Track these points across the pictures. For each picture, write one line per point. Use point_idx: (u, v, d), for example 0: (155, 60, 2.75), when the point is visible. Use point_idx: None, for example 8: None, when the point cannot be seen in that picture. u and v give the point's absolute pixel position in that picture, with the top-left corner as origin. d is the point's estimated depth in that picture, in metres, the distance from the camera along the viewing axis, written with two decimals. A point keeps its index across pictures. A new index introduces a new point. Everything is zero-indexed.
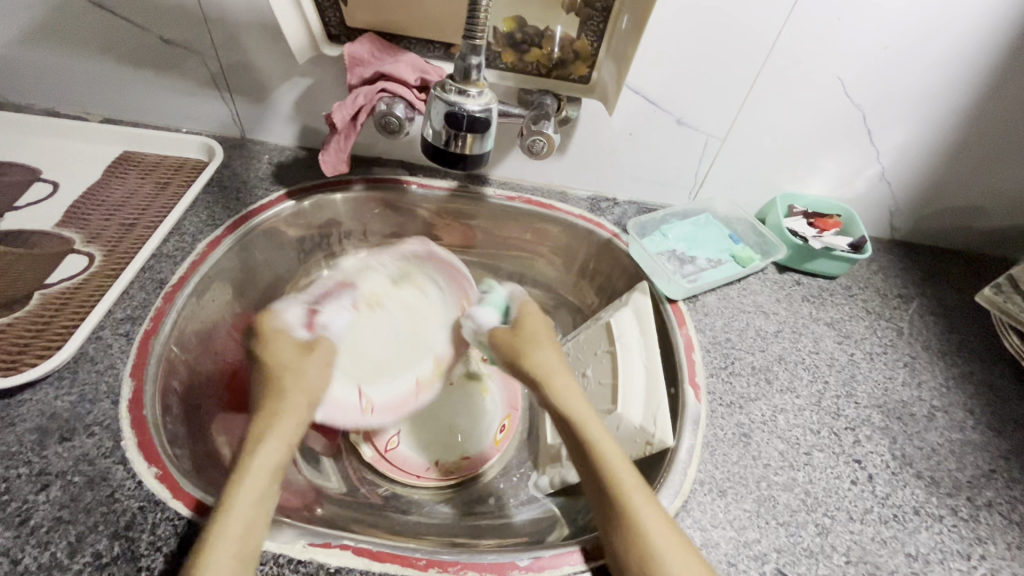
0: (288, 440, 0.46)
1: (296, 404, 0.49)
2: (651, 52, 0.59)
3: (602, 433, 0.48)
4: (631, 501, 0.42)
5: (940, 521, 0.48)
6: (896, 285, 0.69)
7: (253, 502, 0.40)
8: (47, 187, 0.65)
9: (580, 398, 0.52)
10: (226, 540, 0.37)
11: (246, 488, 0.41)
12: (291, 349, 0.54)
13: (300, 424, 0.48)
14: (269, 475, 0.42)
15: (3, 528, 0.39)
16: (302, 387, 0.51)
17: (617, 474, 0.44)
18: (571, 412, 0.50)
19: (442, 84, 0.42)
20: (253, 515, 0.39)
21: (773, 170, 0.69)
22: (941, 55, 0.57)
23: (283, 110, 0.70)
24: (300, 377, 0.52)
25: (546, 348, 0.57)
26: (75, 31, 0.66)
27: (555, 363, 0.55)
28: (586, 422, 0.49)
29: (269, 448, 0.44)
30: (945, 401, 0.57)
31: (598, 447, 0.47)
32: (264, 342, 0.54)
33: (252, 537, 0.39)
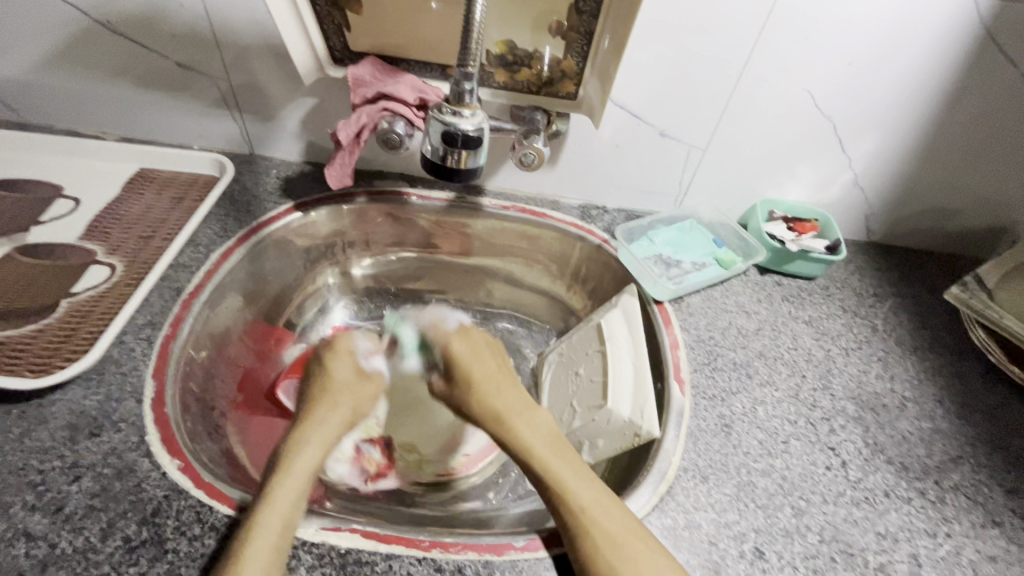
0: (326, 445, 0.49)
1: (339, 414, 0.53)
2: (634, 70, 0.63)
3: (557, 449, 0.49)
4: (592, 512, 0.44)
5: (908, 503, 0.51)
6: (872, 285, 0.72)
7: (292, 500, 0.44)
8: (69, 202, 0.70)
9: (535, 414, 0.53)
10: (269, 530, 0.41)
11: (286, 485, 0.44)
12: (353, 362, 0.58)
13: (337, 433, 0.51)
14: (307, 478, 0.46)
15: (40, 515, 0.43)
16: (350, 400, 0.54)
17: (572, 489, 0.46)
18: (523, 437, 0.50)
19: (439, 106, 0.46)
20: (290, 512, 0.43)
21: (752, 178, 0.73)
22: (902, 70, 0.61)
23: (290, 128, 0.75)
24: (349, 388, 0.55)
25: (492, 375, 0.56)
26: (95, 57, 0.70)
27: (506, 382, 0.56)
28: (538, 446, 0.50)
29: (308, 451, 0.48)
30: (916, 393, 0.60)
31: (552, 469, 0.47)
32: (331, 355, 0.58)
33: (288, 533, 0.42)
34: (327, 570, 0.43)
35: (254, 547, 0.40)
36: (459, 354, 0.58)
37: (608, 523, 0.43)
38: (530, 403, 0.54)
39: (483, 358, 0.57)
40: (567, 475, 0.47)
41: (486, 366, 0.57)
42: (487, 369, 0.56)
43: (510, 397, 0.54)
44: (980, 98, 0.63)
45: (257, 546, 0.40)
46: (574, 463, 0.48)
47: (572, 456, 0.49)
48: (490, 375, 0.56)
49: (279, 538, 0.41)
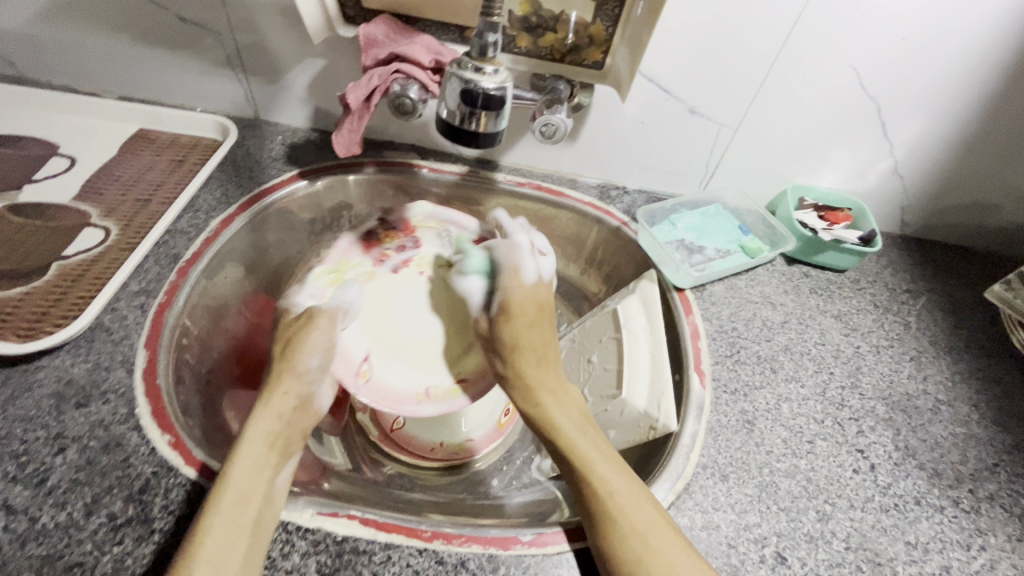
0: (280, 415, 0.47)
1: (294, 386, 0.50)
2: (667, 39, 0.59)
3: (582, 429, 0.48)
4: (617, 500, 0.41)
5: (940, 512, 0.48)
6: (906, 280, 0.69)
7: (249, 472, 0.42)
8: (64, 161, 0.66)
9: (569, 390, 0.51)
10: (228, 505, 0.39)
11: (241, 460, 0.42)
12: (312, 347, 0.51)
13: (293, 397, 0.49)
14: (265, 448, 0.44)
15: (21, 488, 0.40)
16: (301, 369, 0.50)
17: (597, 477, 0.43)
18: (551, 412, 0.49)
19: (459, 61, 0.42)
20: (242, 482, 0.40)
21: (785, 162, 0.69)
22: (960, 47, 0.56)
23: (296, 91, 0.71)
24: (302, 359, 0.51)
25: (540, 346, 0.53)
26: (93, 7, 0.66)
27: (551, 360, 0.53)
28: (565, 422, 0.48)
29: (258, 423, 0.46)
30: (951, 395, 0.57)
31: (576, 447, 0.46)
32: (305, 330, 0.52)
33: (254, 501, 0.40)
34: (322, 557, 0.40)
35: (211, 521, 0.38)
36: (520, 325, 0.53)
37: (637, 509, 0.41)
38: (565, 380, 0.52)
39: (534, 325, 0.54)
40: (591, 454, 0.45)
41: (532, 332, 0.53)
42: (535, 343, 0.53)
43: (550, 375, 0.52)
44: None
45: (217, 519, 0.38)
46: (598, 442, 0.46)
47: (600, 434, 0.48)
48: (534, 346, 0.53)
49: (244, 511, 0.39)
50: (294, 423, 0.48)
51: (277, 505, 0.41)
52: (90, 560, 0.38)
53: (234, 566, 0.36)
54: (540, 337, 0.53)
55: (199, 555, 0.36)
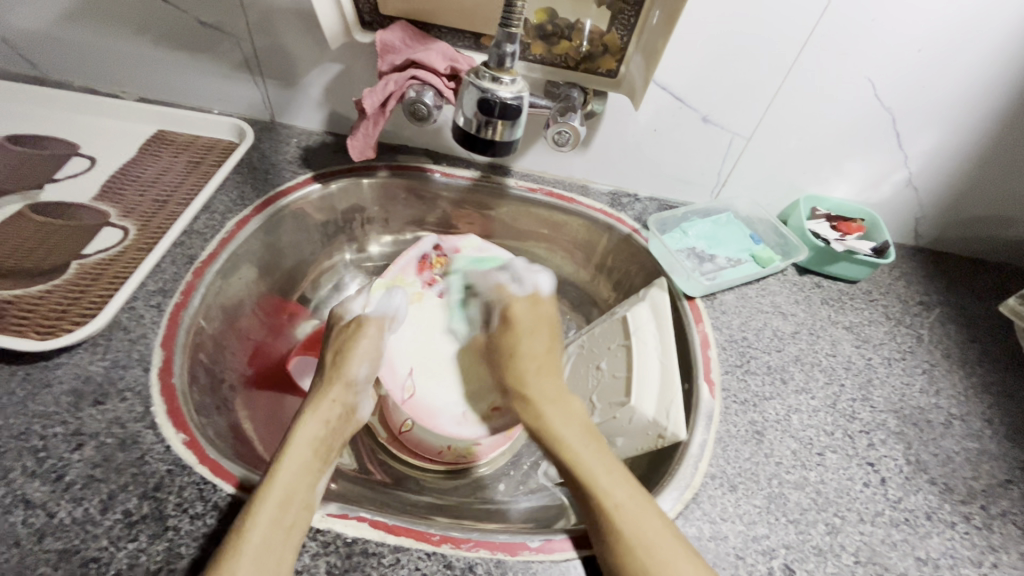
0: (326, 421, 0.48)
1: (341, 396, 0.51)
2: (681, 49, 0.59)
3: (591, 443, 0.48)
4: (624, 511, 0.41)
5: (952, 528, 0.48)
6: (918, 292, 0.68)
7: (296, 475, 0.43)
8: (85, 161, 0.68)
9: (570, 403, 0.52)
10: (273, 500, 0.40)
11: (288, 462, 0.43)
12: (361, 356, 0.55)
13: (340, 405, 0.50)
14: (309, 454, 0.45)
15: (39, 483, 0.41)
16: (349, 377, 0.53)
17: (604, 489, 0.43)
18: (552, 423, 0.50)
19: (476, 70, 0.42)
20: (289, 484, 0.42)
21: (798, 172, 0.68)
22: (977, 59, 0.56)
23: (312, 95, 0.72)
24: (353, 367, 0.54)
25: (539, 358, 0.56)
26: (116, 11, 0.67)
27: (546, 369, 0.55)
28: (569, 437, 0.48)
29: (308, 426, 0.47)
30: (963, 410, 0.56)
31: (582, 462, 0.46)
32: (358, 334, 0.57)
33: (295, 504, 0.41)
34: (332, 559, 0.41)
35: (259, 512, 0.39)
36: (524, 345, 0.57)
37: (646, 524, 0.41)
38: (566, 392, 0.53)
39: (539, 334, 0.58)
40: (598, 468, 0.45)
41: (540, 345, 0.57)
42: (533, 349, 0.57)
43: (548, 386, 0.54)
44: None
45: (264, 515, 0.39)
46: (599, 453, 0.46)
47: (603, 442, 0.48)
48: (534, 354, 0.57)
49: (283, 513, 0.40)
50: (337, 430, 0.49)
51: (314, 511, 0.42)
52: (105, 556, 0.39)
53: (276, 564, 0.37)
54: (540, 342, 0.57)
55: (241, 552, 0.37)
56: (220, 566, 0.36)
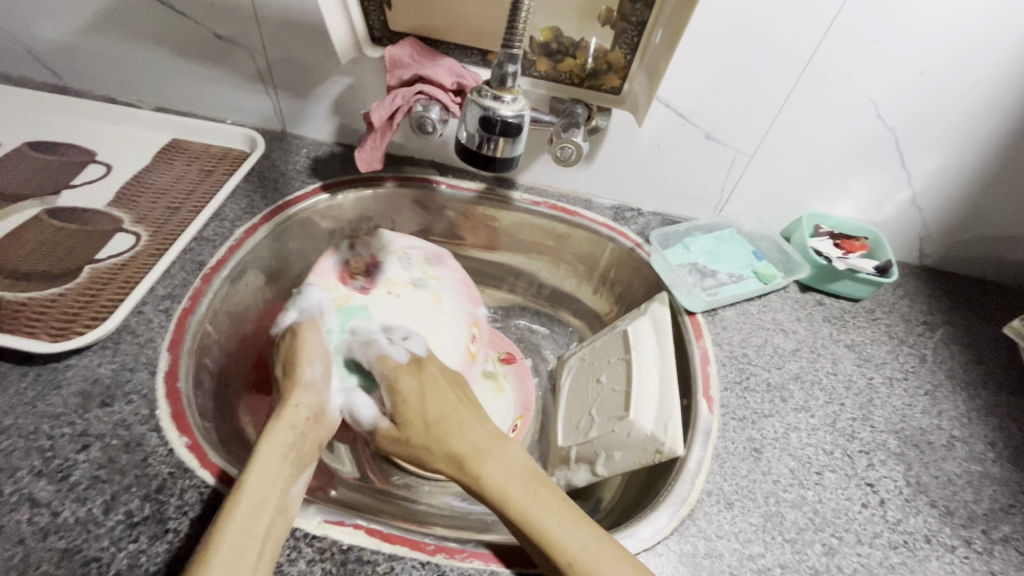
0: (292, 426, 0.48)
1: (304, 399, 0.51)
2: (684, 68, 0.60)
3: (530, 487, 0.45)
4: (580, 563, 0.40)
5: (952, 552, 0.47)
6: (922, 312, 0.68)
7: (265, 482, 0.42)
8: (101, 168, 0.70)
9: (504, 448, 0.48)
10: (242, 514, 0.40)
11: (257, 469, 0.43)
12: (310, 358, 0.54)
13: (304, 409, 0.50)
14: (280, 459, 0.45)
15: (45, 482, 0.42)
16: (309, 381, 0.52)
17: (553, 537, 0.41)
18: (490, 479, 0.46)
19: (479, 89, 0.43)
20: (262, 495, 0.41)
21: (801, 189, 0.69)
22: (978, 82, 0.56)
23: (322, 107, 0.74)
24: (305, 372, 0.53)
25: (451, 410, 0.51)
26: (136, 24, 0.70)
27: (465, 418, 0.50)
28: (512, 487, 0.45)
29: (275, 439, 0.46)
30: (966, 432, 0.56)
31: (530, 513, 0.43)
32: (294, 347, 0.54)
33: (267, 512, 0.41)
34: (327, 565, 0.41)
35: (226, 531, 0.39)
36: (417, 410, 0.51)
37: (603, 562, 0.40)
38: (501, 435, 0.50)
39: (443, 392, 0.53)
40: (542, 514, 0.43)
41: (449, 401, 0.52)
42: (444, 407, 0.51)
43: (477, 434, 0.49)
44: None
45: (232, 527, 0.39)
46: (548, 496, 0.44)
47: (547, 487, 0.45)
48: (446, 411, 0.51)
49: (254, 523, 0.40)
50: (307, 433, 0.49)
51: (290, 515, 0.42)
52: (106, 556, 0.39)
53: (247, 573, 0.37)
54: (447, 399, 0.52)
55: (211, 561, 0.37)
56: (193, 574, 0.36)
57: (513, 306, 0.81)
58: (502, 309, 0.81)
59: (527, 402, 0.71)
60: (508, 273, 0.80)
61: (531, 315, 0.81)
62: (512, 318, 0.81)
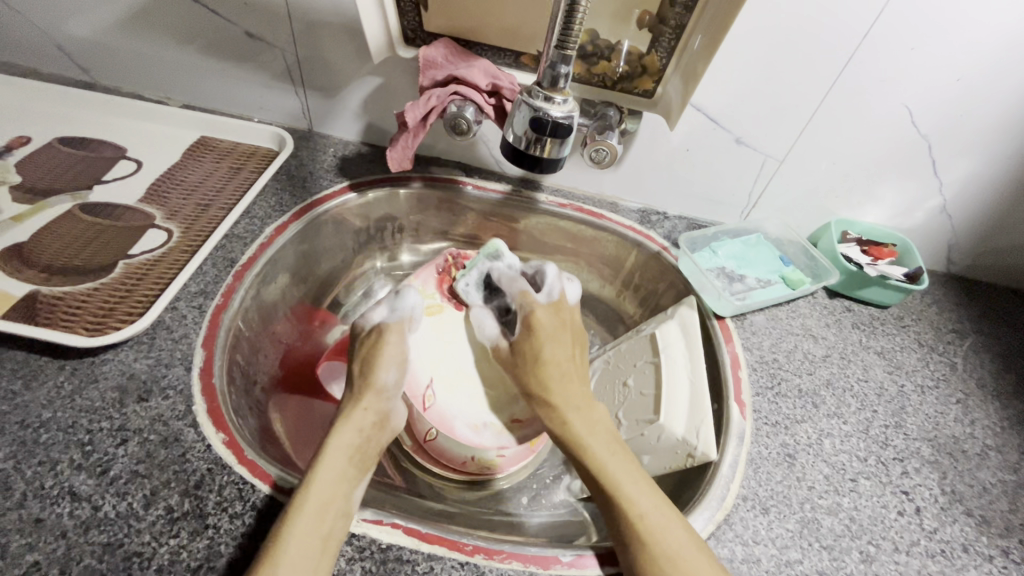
0: (360, 429, 0.49)
1: (374, 404, 0.51)
2: (718, 72, 0.60)
3: (616, 452, 0.47)
4: (648, 522, 0.42)
5: (990, 562, 0.47)
6: (951, 319, 0.68)
7: (333, 482, 0.43)
8: (132, 164, 0.70)
9: (592, 411, 0.51)
10: (309, 511, 0.40)
11: (325, 468, 0.44)
12: (388, 363, 0.54)
13: (374, 412, 0.51)
14: (346, 461, 0.46)
15: (85, 476, 0.42)
16: (380, 387, 0.53)
17: (630, 500, 0.43)
18: (572, 426, 0.50)
19: (529, 90, 0.43)
20: (329, 495, 0.42)
21: (830, 195, 0.69)
22: (1016, 89, 0.56)
23: (351, 107, 0.74)
24: (382, 376, 0.53)
25: (568, 360, 0.55)
26: (167, 21, 0.70)
27: (573, 375, 0.54)
28: (594, 440, 0.48)
29: (343, 436, 0.48)
30: (999, 441, 0.55)
31: (605, 463, 0.46)
32: (379, 349, 0.55)
33: (332, 512, 0.41)
34: (367, 564, 0.41)
35: (295, 526, 0.39)
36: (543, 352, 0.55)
37: (669, 534, 0.41)
38: (592, 398, 0.53)
39: (561, 341, 0.56)
40: (630, 486, 0.44)
41: (557, 350, 0.55)
42: (556, 351, 0.55)
43: (560, 349, 0.55)
44: None
45: (300, 524, 0.39)
46: (629, 464, 0.46)
47: (631, 459, 0.47)
48: (557, 359, 0.54)
49: (320, 524, 0.40)
50: (373, 438, 0.49)
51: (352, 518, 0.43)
52: (148, 550, 0.39)
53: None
54: (564, 346, 0.56)
55: (280, 552, 0.38)
56: (263, 567, 0.37)
57: None
58: None
59: None
60: None
61: None
62: None
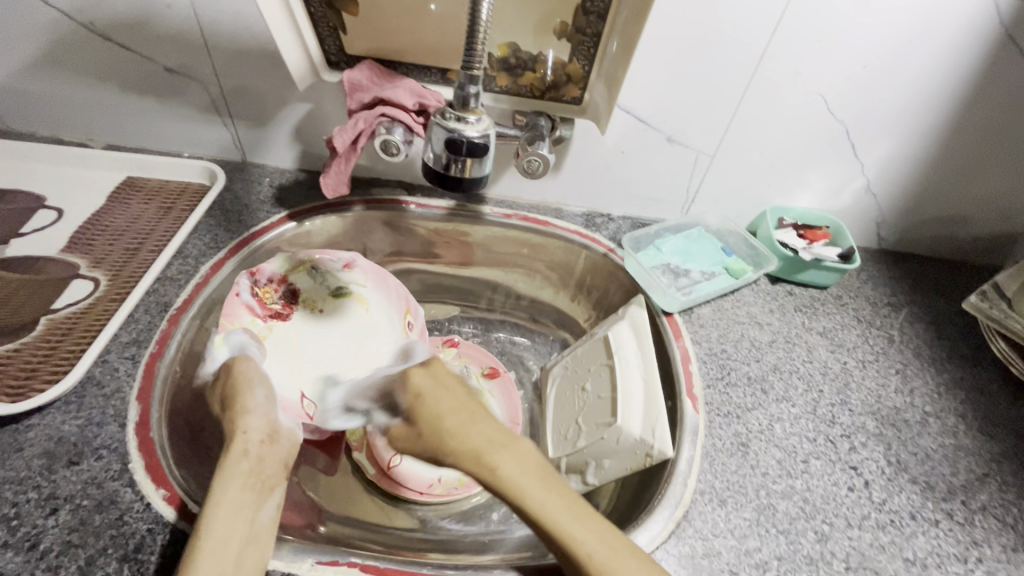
0: (246, 453, 0.47)
1: (252, 425, 0.50)
2: (640, 75, 0.61)
3: (546, 486, 0.45)
4: (600, 560, 0.41)
5: (936, 526, 0.49)
6: (886, 293, 0.70)
7: (229, 514, 0.42)
8: (53, 213, 0.67)
9: (518, 444, 0.48)
10: (207, 549, 0.40)
11: (219, 502, 0.42)
12: (250, 386, 0.54)
13: (251, 435, 0.49)
14: (240, 489, 0.44)
15: (12, 554, 0.40)
16: (252, 408, 0.52)
17: (573, 536, 0.42)
18: (506, 474, 0.46)
19: (441, 112, 0.44)
20: (233, 525, 0.42)
21: (763, 185, 0.71)
22: (920, 71, 0.59)
23: (283, 134, 0.72)
24: (247, 399, 0.52)
25: (460, 405, 0.52)
26: (78, 61, 0.67)
27: (476, 415, 0.51)
28: (527, 483, 0.45)
29: (230, 464, 0.46)
30: (937, 407, 0.58)
31: (544, 507, 0.43)
32: (232, 382, 0.53)
33: (233, 547, 0.40)
34: None
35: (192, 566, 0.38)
36: (435, 408, 0.53)
37: (623, 561, 0.40)
38: (510, 432, 0.49)
39: (444, 394, 0.54)
40: (562, 514, 0.43)
41: (451, 401, 0.53)
42: (451, 403, 0.53)
43: (489, 431, 0.49)
44: (1003, 102, 0.60)
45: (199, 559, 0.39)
46: (562, 494, 0.44)
47: (561, 482, 0.46)
48: (452, 408, 0.52)
49: (222, 557, 0.39)
50: (263, 459, 0.48)
51: (262, 544, 0.42)
52: None
53: None
54: (451, 394, 0.54)
55: None
56: None
57: (492, 320, 0.81)
58: (482, 324, 0.81)
59: (515, 415, 0.70)
60: (484, 287, 0.80)
61: (511, 327, 0.80)
62: (493, 332, 0.80)
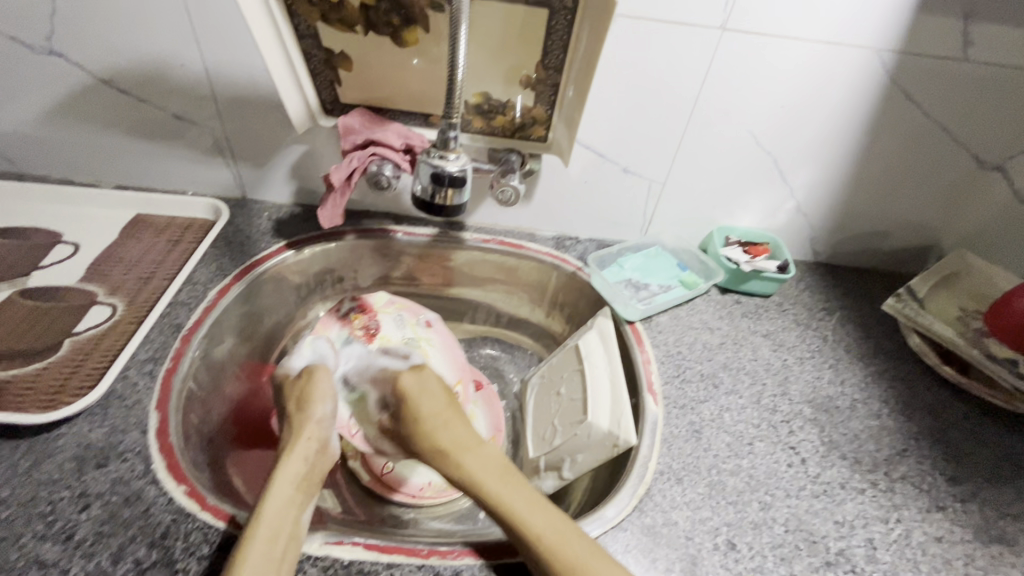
0: (305, 459, 0.54)
1: (315, 432, 0.57)
2: (595, 118, 0.71)
3: (507, 482, 0.52)
4: (548, 540, 0.47)
5: (862, 493, 0.57)
6: (821, 299, 0.80)
7: (283, 508, 0.48)
8: (69, 247, 0.73)
9: (481, 447, 0.56)
10: (261, 537, 0.45)
11: (277, 494, 0.49)
12: (322, 397, 0.60)
13: (314, 443, 0.56)
14: (293, 488, 0.51)
15: (51, 543, 0.45)
16: (318, 418, 0.58)
17: (526, 522, 0.48)
18: (471, 469, 0.54)
19: (427, 152, 0.53)
20: (285, 521, 0.47)
21: (709, 208, 0.81)
22: (829, 111, 0.70)
23: (281, 173, 0.80)
24: (318, 408, 0.59)
25: (439, 410, 0.59)
26: (94, 111, 0.74)
27: (451, 418, 0.59)
28: (487, 477, 0.53)
29: (289, 465, 0.53)
30: (865, 394, 0.67)
31: (503, 499, 0.51)
32: (310, 385, 0.61)
33: (284, 535, 0.46)
34: None
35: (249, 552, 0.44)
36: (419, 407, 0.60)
37: (567, 541, 0.46)
38: (478, 437, 0.58)
39: (430, 391, 0.61)
40: (520, 507, 0.49)
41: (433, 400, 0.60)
42: (433, 404, 0.60)
43: (462, 433, 0.58)
44: (901, 134, 0.72)
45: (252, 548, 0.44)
46: (522, 489, 0.51)
47: (519, 479, 0.53)
48: (436, 410, 0.59)
49: (275, 543, 0.45)
50: (316, 465, 0.54)
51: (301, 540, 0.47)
52: None
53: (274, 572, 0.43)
54: (438, 400, 0.60)
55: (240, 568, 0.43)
56: None
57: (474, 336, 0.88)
58: (465, 341, 0.88)
59: (498, 423, 0.75)
60: (466, 307, 0.87)
61: (492, 343, 0.87)
62: (475, 348, 0.87)
